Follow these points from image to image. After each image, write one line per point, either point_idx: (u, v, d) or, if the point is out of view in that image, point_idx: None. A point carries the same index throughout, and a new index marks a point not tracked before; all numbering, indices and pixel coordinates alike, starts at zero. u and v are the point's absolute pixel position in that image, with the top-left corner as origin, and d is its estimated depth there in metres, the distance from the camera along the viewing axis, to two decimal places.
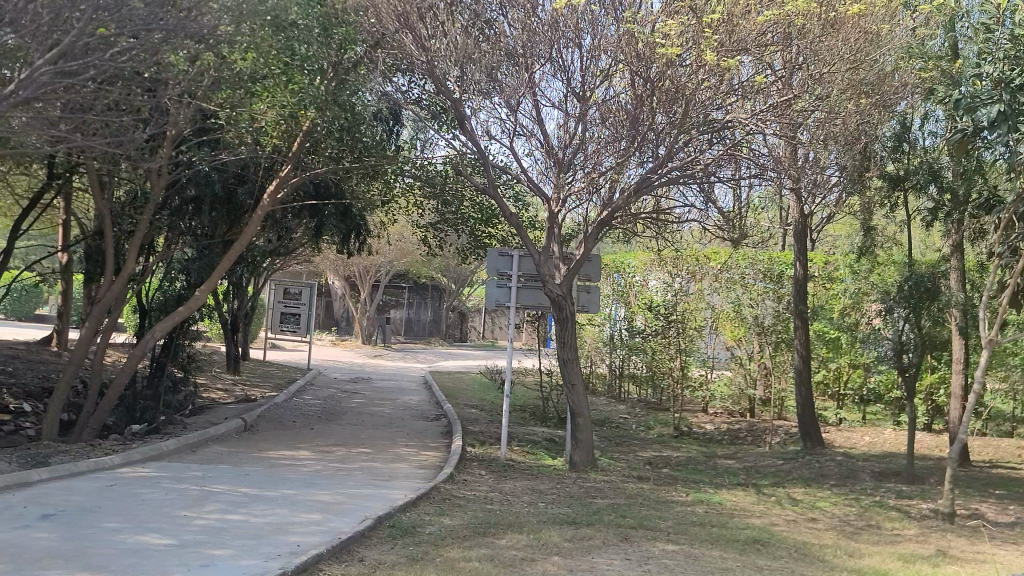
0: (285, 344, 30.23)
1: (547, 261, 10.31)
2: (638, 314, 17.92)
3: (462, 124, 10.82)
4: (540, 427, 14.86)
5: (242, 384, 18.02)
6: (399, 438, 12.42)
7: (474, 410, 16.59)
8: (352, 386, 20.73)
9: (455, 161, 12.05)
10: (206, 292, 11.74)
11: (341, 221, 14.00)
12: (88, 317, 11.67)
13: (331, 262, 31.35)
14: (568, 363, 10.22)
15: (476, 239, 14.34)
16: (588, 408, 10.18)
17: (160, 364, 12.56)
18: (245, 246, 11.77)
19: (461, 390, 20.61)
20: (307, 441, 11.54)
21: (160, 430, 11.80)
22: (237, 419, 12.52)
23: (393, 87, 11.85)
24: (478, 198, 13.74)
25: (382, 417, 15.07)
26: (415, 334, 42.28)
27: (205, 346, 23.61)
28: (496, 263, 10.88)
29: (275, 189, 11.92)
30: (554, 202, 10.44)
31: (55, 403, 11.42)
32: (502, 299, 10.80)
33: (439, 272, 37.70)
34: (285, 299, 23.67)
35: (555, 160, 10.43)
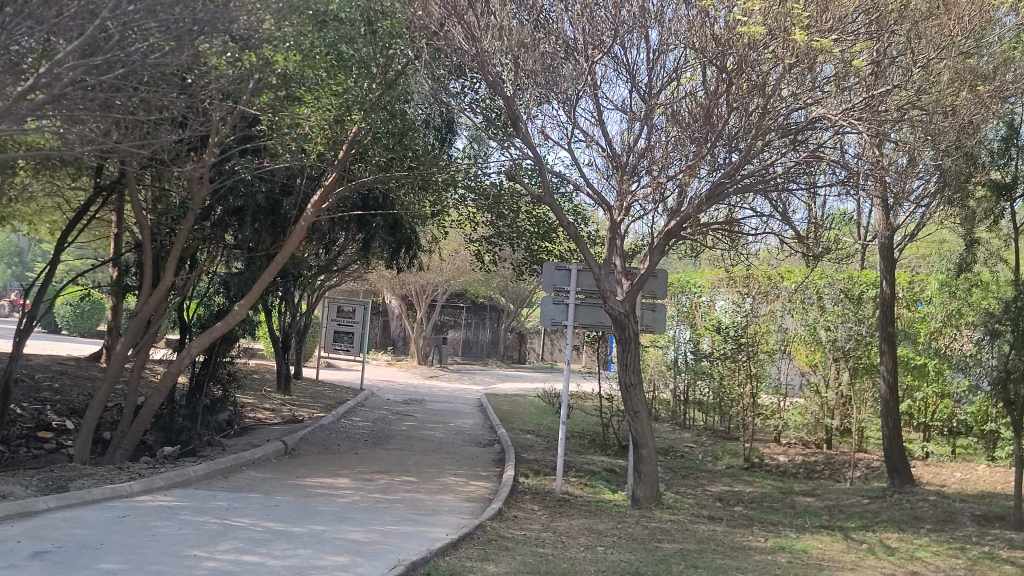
0: (340, 363, 29.77)
1: (608, 276, 9.37)
2: (705, 336, 16.88)
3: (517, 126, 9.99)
4: (600, 456, 13.88)
5: (290, 404, 17.42)
6: (448, 466, 11.59)
7: (529, 436, 15.72)
8: (406, 408, 20.03)
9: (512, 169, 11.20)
10: (246, 307, 11.11)
11: (391, 234, 13.52)
12: (124, 333, 11.09)
13: (388, 280, 30.92)
14: (630, 388, 9.22)
15: (533, 255, 13.53)
16: (652, 438, 9.20)
17: (199, 383, 11.96)
18: (287, 259, 11.14)
19: (518, 414, 19.75)
20: (348, 468, 10.78)
21: (197, 453, 11.17)
22: (278, 442, 11.84)
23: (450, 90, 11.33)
24: (534, 209, 13.07)
25: (432, 441, 14.28)
26: (474, 355, 41.62)
27: (258, 365, 23.24)
28: (552, 278, 9.93)
29: (319, 198, 11.36)
30: (617, 211, 9.34)
31: (89, 423, 10.82)
32: (559, 317, 9.91)
33: (499, 291, 37.03)
34: (339, 318, 23.17)
35: (617, 166, 9.57)
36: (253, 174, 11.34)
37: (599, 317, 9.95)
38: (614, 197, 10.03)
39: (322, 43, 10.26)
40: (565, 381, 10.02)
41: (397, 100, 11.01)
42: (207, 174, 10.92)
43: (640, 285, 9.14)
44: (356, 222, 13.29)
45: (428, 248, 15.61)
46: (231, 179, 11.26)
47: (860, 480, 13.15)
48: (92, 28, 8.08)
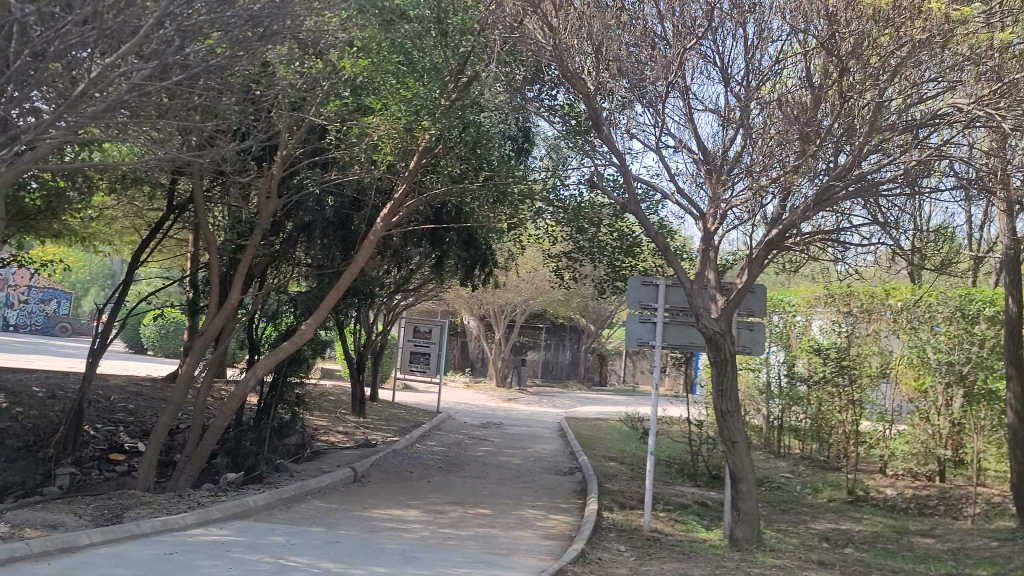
0: (417, 386, 29.29)
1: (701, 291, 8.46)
2: (801, 358, 15.70)
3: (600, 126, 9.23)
4: (689, 488, 12.87)
5: (364, 428, 16.88)
6: (526, 497, 10.80)
7: (613, 463, 14.82)
8: (483, 432, 19.32)
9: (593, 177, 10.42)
10: (314, 326, 10.56)
11: (465, 250, 12.91)
12: (189, 352, 10.68)
13: (465, 299, 30.35)
14: (726, 416, 8.28)
15: (615, 272, 12.69)
16: (752, 472, 8.24)
17: (265, 405, 11.45)
18: (355, 276, 10.60)
19: (600, 439, 18.81)
20: (420, 498, 10.11)
21: (262, 479, 10.64)
22: (346, 469, 11.22)
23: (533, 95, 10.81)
24: (617, 222, 12.30)
25: (510, 469, 13.50)
26: (554, 377, 40.73)
27: (335, 387, 22.90)
28: (639, 294, 9.05)
29: (389, 212, 10.77)
30: (710, 217, 8.40)
31: (152, 446, 10.39)
32: (645, 337, 8.94)
33: (579, 312, 36.16)
34: (416, 338, 22.72)
35: (709, 169, 8.72)
36: (321, 187, 10.88)
37: (692, 337, 9.03)
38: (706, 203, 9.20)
39: (389, 46, 9.75)
40: (652, 410, 9.11)
41: (470, 105, 10.36)
42: (274, 185, 10.55)
43: (738, 303, 8.18)
44: (428, 237, 12.73)
45: (505, 265, 14.94)
46: (300, 193, 10.84)
47: (982, 518, 11.79)
48: (145, 28, 7.64)
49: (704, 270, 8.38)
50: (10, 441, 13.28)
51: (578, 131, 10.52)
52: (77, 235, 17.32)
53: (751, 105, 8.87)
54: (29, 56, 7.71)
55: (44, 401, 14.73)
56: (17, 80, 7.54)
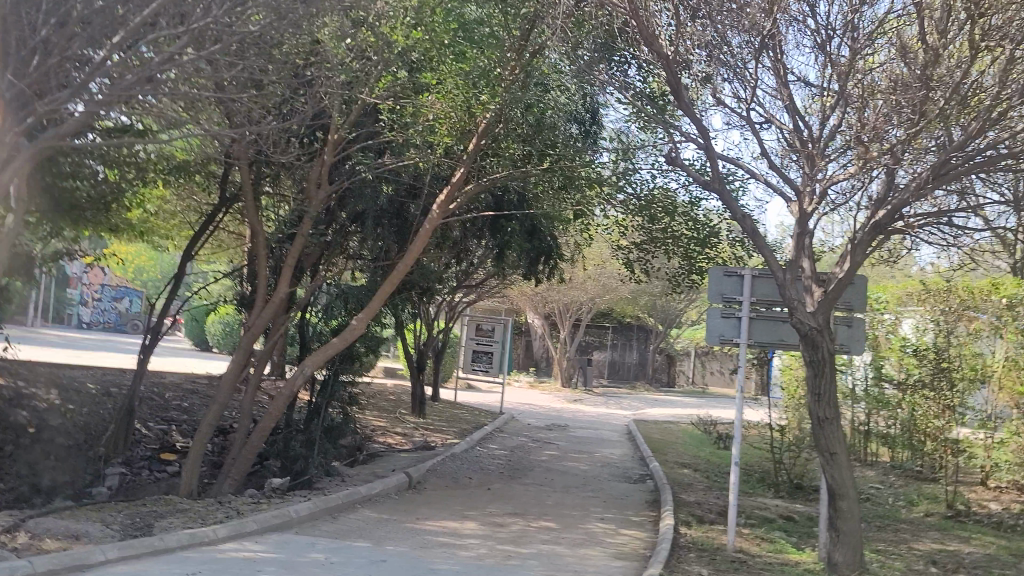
0: (480, 386, 28.55)
1: (794, 282, 7.45)
2: (890, 359, 14.48)
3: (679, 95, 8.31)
4: (772, 500, 11.82)
5: (424, 429, 16.16)
6: (594, 508, 9.92)
7: (686, 471, 13.82)
8: (548, 435, 18.48)
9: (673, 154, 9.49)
10: (366, 320, 9.85)
11: (528, 241, 12.09)
12: (237, 346, 10.10)
13: (529, 296, 29.56)
14: (824, 422, 7.25)
15: (691, 265, 11.75)
16: (854, 488, 7.20)
17: (316, 405, 10.79)
18: (409, 267, 9.86)
19: (671, 443, 17.82)
20: (479, 508, 9.32)
21: (312, 485, 9.97)
22: (401, 474, 10.48)
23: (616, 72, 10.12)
24: (691, 211, 11.36)
25: (576, 475, 12.63)
26: (621, 378, 39.65)
27: (395, 386, 22.32)
28: (721, 286, 8.07)
29: (447, 198, 9.98)
30: (807, 197, 7.27)
31: (197, 447, 9.82)
32: (729, 333, 7.96)
33: (646, 311, 35.09)
34: (478, 336, 21.93)
35: (804, 141, 7.71)
36: (374, 173, 10.24)
37: (781, 333, 7.94)
38: (801, 181, 8.20)
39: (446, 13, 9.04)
40: (736, 417, 8.00)
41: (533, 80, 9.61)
42: (325, 172, 9.99)
43: (839, 294, 7.14)
44: (489, 227, 11.94)
45: (570, 258, 14.07)
46: (352, 179, 10.19)
47: None
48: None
49: (799, 256, 7.37)
50: (61, 438, 12.94)
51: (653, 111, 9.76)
52: (135, 230, 17.01)
53: (855, 73, 7.81)
54: (56, 25, 7.16)
55: (97, 399, 14.32)
56: (42, 52, 6.98)
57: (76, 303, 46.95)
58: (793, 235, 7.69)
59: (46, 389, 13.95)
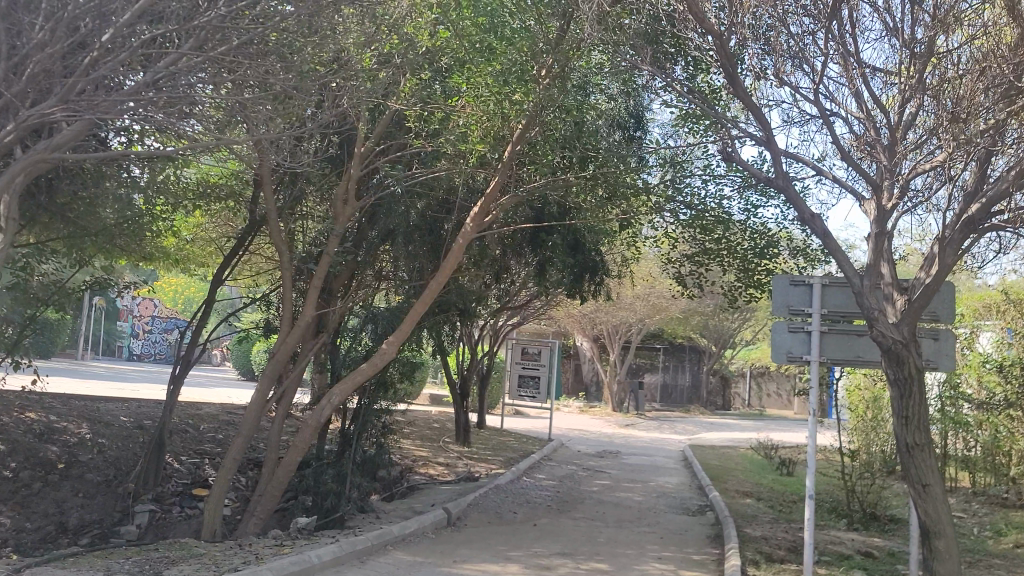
0: (528, 412, 27.70)
1: (872, 288, 6.52)
2: (967, 377, 13.37)
3: (737, 84, 7.62)
4: (846, 534, 10.82)
5: (467, 459, 15.37)
6: (651, 547, 9.04)
7: (749, 501, 12.84)
8: (599, 463, 17.56)
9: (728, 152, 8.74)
10: (397, 344, 9.13)
11: (571, 257, 11.33)
12: (261, 374, 9.44)
13: (576, 318, 28.72)
14: (914, 450, 6.31)
15: (748, 276, 10.86)
16: (951, 524, 6.24)
17: (347, 437, 10.07)
18: (442, 286, 9.14)
19: (730, 470, 16.79)
20: (522, 548, 8.52)
21: (342, 524, 9.24)
22: (439, 511, 9.70)
23: (664, 69, 9.37)
24: (748, 219, 10.53)
25: (629, 508, 11.74)
26: (673, 402, 38.46)
27: (440, 414, 21.59)
28: (788, 297, 7.14)
29: (481, 210, 9.24)
30: (885, 189, 6.45)
31: (220, 483, 9.17)
32: (798, 350, 7.05)
33: (698, 331, 34.00)
34: (524, 361, 21.13)
35: (880, 130, 6.89)
36: (405, 186, 9.60)
37: (857, 350, 7.05)
38: (875, 176, 7.37)
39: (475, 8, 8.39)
40: (809, 443, 7.04)
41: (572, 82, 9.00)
42: (351, 186, 9.36)
43: (928, 303, 6.19)
44: (529, 244, 11.21)
45: (617, 275, 13.28)
46: (381, 193, 9.57)
47: None
48: None
49: (880, 261, 6.50)
50: (89, 474, 12.42)
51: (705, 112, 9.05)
52: (171, 258, 16.64)
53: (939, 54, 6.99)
54: (51, 30, 6.67)
55: (128, 432, 13.82)
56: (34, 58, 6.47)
57: (127, 335, 47.27)
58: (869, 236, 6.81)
59: (78, 422, 13.49)
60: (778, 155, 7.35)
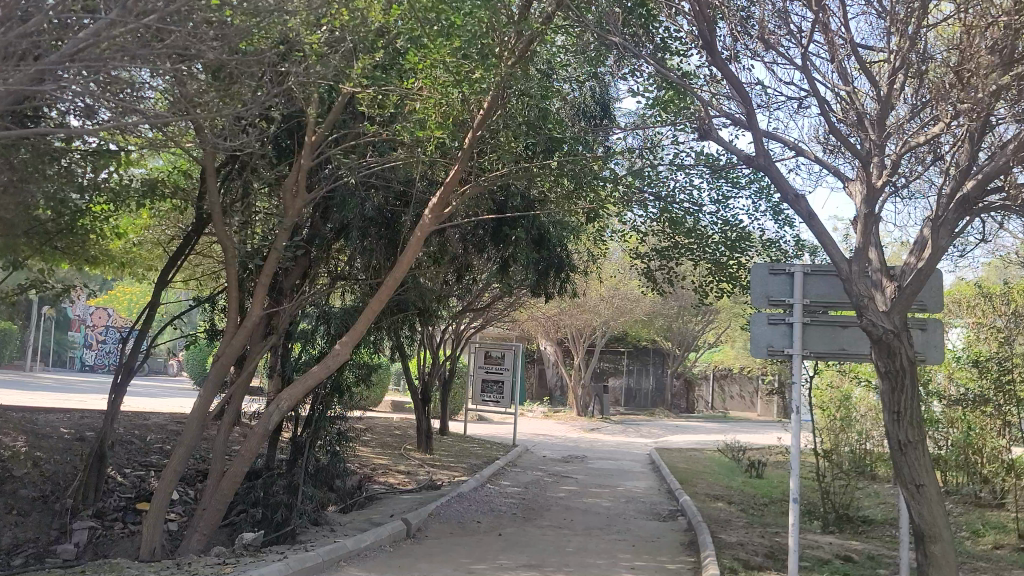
0: (492, 417, 27.17)
1: (860, 274, 6.17)
2: (939, 374, 13.14)
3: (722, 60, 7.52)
4: (823, 537, 10.44)
5: (429, 466, 14.78)
6: (622, 555, 8.56)
7: (721, 505, 12.44)
8: (565, 467, 17.07)
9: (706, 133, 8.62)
10: (349, 345, 8.53)
11: (536, 252, 10.86)
12: (205, 378, 8.80)
13: (540, 321, 28.27)
14: (908, 448, 5.90)
15: (719, 271, 10.48)
16: (949, 529, 5.81)
17: (298, 445, 9.43)
18: (399, 282, 8.57)
19: (699, 473, 16.39)
20: (486, 560, 7.97)
21: (293, 539, 8.62)
22: (398, 522, 9.14)
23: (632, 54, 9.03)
24: (719, 211, 10.21)
25: (598, 514, 11.27)
26: (638, 406, 38.16)
27: (402, 421, 20.95)
28: (767, 287, 6.71)
29: (439, 202, 8.65)
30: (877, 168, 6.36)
31: (159, 497, 8.49)
32: (780, 343, 6.59)
33: (662, 333, 33.74)
34: (487, 365, 20.61)
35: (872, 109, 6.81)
36: (359, 176, 9.08)
37: (841, 341, 6.63)
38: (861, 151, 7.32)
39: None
40: (792, 442, 6.59)
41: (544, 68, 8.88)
42: (302, 177, 8.80)
43: (920, 290, 5.81)
44: (491, 238, 10.71)
45: (583, 273, 12.83)
46: (334, 184, 9.01)
47: None
48: None
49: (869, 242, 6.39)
50: (24, 490, 11.62)
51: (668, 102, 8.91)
52: (115, 261, 15.84)
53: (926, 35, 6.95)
54: None
55: (68, 444, 13.02)
56: None
57: (78, 345, 45.81)
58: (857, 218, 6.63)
59: (14, 435, 12.67)
60: (760, 132, 6.96)
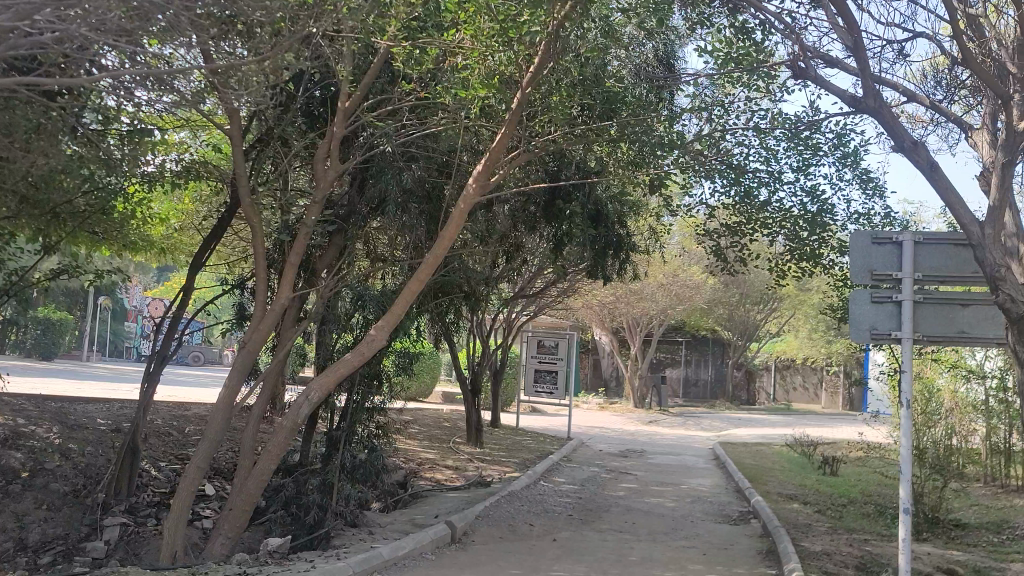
0: (546, 408, 26.28)
1: (996, 238, 6.16)
2: None
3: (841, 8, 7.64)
4: (916, 544, 9.34)
5: (479, 461, 13.94)
6: (693, 567, 7.57)
7: (797, 506, 11.36)
8: (623, 462, 16.08)
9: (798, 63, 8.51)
10: (388, 329, 7.70)
11: (594, 229, 9.95)
12: (233, 364, 8.06)
13: (595, 309, 27.27)
14: None
15: (796, 248, 9.45)
16: None
17: (332, 440, 8.61)
18: (439, 260, 7.67)
19: (768, 469, 15.27)
20: (540, 572, 7.07)
21: (326, 543, 7.83)
22: (442, 525, 8.30)
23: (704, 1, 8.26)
24: (800, 180, 9.22)
25: (662, 516, 10.30)
26: (696, 398, 36.90)
27: (452, 412, 20.15)
28: (869, 258, 5.68)
29: (486, 170, 7.74)
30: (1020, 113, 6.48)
31: (183, 493, 7.77)
32: (888, 324, 5.56)
33: (721, 322, 32.45)
34: (540, 354, 19.69)
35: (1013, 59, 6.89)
36: (398, 144, 8.26)
37: (959, 323, 5.53)
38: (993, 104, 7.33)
39: None
40: (903, 441, 5.59)
41: (633, 24, 8.70)
42: (338, 143, 8.03)
43: None
44: (544, 213, 9.79)
45: (644, 254, 11.87)
46: (371, 152, 8.21)
47: None
48: None
49: (1006, 200, 6.36)
50: (55, 484, 11.01)
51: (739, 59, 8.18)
52: (155, 245, 15.30)
53: None
54: None
55: (103, 436, 12.46)
56: None
57: (134, 335, 46.11)
58: (994, 172, 6.63)
59: (47, 425, 12.13)
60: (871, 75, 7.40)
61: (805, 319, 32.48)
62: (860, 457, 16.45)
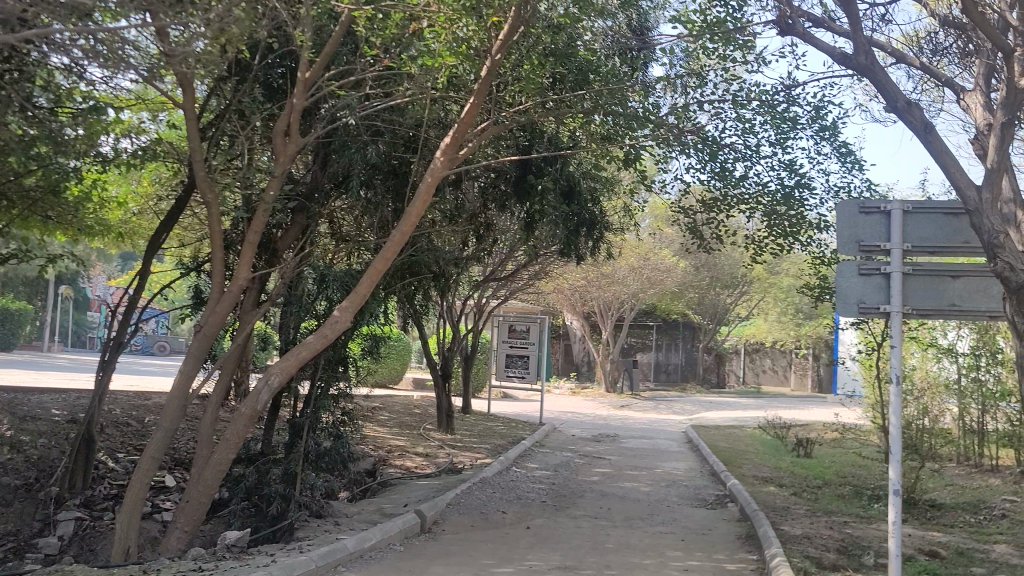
0: (517, 394, 26.01)
1: (994, 203, 6.02)
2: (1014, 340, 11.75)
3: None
4: (895, 526, 9.16)
5: (449, 447, 13.61)
6: (671, 553, 7.31)
7: (773, 488, 11.17)
8: (596, 447, 15.84)
9: (784, 14, 8.69)
10: (352, 310, 7.32)
11: (566, 206, 9.65)
12: (189, 349, 7.64)
13: (566, 293, 26.99)
14: None
15: (774, 224, 9.21)
16: None
17: (295, 428, 8.22)
18: (405, 238, 7.28)
19: (742, 452, 15.10)
20: (513, 562, 6.76)
21: (289, 535, 7.46)
22: (411, 514, 7.96)
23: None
24: (776, 154, 8.96)
25: (637, 501, 10.05)
26: (667, 382, 36.83)
27: (422, 399, 19.80)
28: (856, 229, 5.44)
29: (454, 143, 7.36)
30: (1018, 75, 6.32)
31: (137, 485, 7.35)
32: (875, 297, 5.31)
33: (691, 306, 32.35)
34: (511, 339, 19.38)
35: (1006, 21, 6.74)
36: (362, 116, 7.84)
37: (950, 295, 5.29)
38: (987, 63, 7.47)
39: None
40: (893, 421, 5.31)
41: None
42: (298, 116, 7.58)
43: None
44: (516, 189, 9.43)
45: (617, 233, 11.57)
46: (332, 126, 7.78)
47: None
48: None
49: (1004, 163, 6.25)
50: (6, 478, 10.53)
51: (712, 25, 7.97)
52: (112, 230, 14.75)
53: None
54: None
55: (57, 428, 11.97)
56: None
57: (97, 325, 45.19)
58: (992, 137, 6.48)
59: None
60: (862, 32, 7.57)
61: (775, 301, 32.46)
62: (834, 439, 16.33)
